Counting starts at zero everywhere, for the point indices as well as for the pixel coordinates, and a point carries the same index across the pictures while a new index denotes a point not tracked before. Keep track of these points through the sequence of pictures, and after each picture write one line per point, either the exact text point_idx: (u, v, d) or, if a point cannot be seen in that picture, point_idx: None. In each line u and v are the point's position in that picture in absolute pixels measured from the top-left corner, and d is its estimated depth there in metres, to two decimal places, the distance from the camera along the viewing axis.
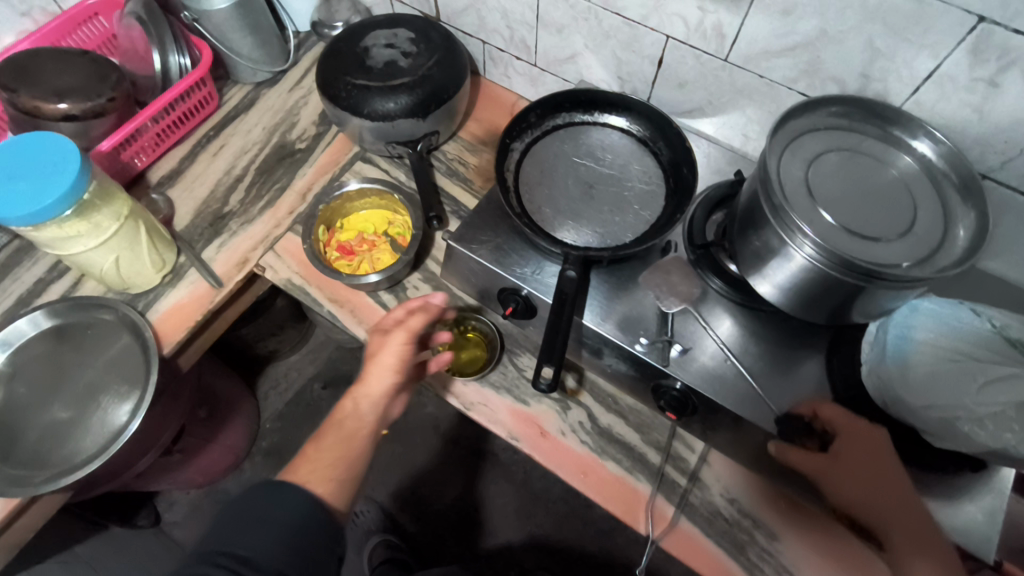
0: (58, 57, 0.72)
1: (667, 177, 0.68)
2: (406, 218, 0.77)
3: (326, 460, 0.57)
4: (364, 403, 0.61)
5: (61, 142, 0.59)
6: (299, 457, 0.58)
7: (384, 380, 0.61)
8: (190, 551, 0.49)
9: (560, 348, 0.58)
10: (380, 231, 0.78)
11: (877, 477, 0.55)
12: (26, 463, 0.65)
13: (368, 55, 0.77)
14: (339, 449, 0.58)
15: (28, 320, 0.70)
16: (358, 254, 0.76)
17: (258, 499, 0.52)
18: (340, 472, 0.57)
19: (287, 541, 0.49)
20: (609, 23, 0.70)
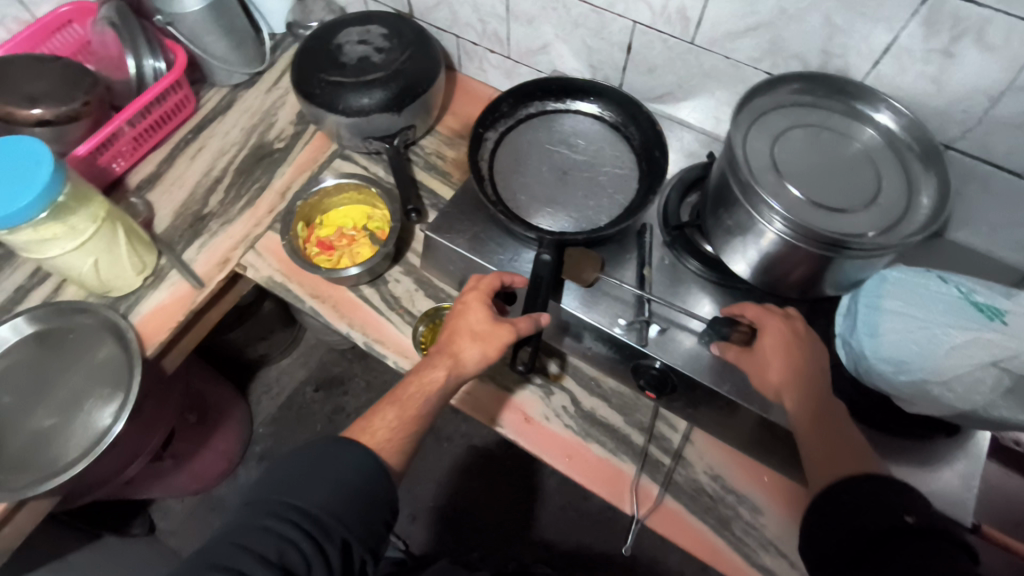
0: (31, 65, 0.73)
1: (640, 161, 0.68)
2: (385, 212, 0.78)
3: (395, 424, 0.55)
4: (446, 382, 0.57)
5: (33, 145, 0.59)
6: (370, 411, 0.56)
7: (474, 364, 0.57)
8: (250, 510, 0.48)
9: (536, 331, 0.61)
10: (359, 226, 0.78)
11: (793, 364, 0.54)
12: (10, 469, 0.65)
13: (341, 52, 0.78)
14: (407, 413, 0.56)
15: (11, 327, 0.70)
16: (338, 250, 0.76)
17: (319, 458, 0.51)
18: (410, 439, 0.55)
19: (349, 501, 0.50)
20: (577, 11, 0.71)
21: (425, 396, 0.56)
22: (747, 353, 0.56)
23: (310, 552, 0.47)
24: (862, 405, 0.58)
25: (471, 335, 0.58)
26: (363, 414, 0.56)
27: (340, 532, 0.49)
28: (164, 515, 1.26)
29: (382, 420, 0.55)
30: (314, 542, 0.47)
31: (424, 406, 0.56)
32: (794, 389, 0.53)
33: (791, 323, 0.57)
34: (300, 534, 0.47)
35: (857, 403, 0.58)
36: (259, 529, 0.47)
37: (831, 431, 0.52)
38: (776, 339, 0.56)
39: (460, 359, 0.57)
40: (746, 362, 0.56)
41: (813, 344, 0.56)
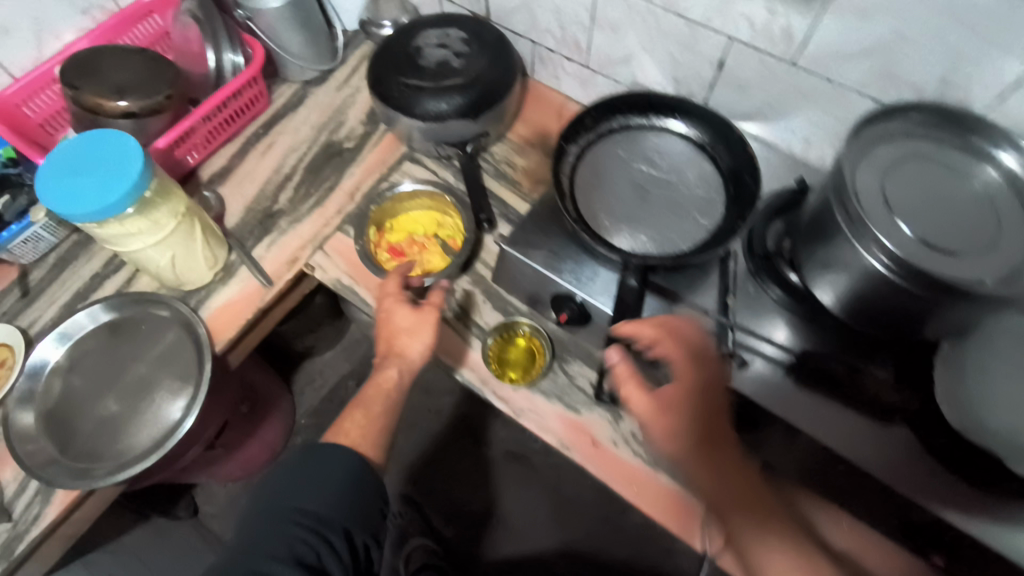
0: (117, 56, 0.73)
1: (726, 185, 0.65)
2: (457, 221, 0.78)
3: (365, 425, 0.65)
4: (401, 371, 0.67)
5: (126, 141, 0.60)
6: (342, 417, 0.66)
7: (419, 352, 0.66)
8: (265, 511, 0.57)
9: (620, 360, 0.59)
10: (430, 233, 0.79)
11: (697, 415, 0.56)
12: (84, 456, 0.66)
13: (420, 55, 0.76)
14: (372, 411, 0.66)
15: (87, 314, 0.71)
16: (408, 256, 0.76)
17: (311, 462, 0.60)
18: (379, 431, 0.65)
19: (347, 497, 0.59)
20: (668, 25, 0.68)
21: (387, 386, 0.67)
22: (648, 403, 0.57)
23: (319, 544, 0.56)
24: (963, 458, 0.55)
25: (413, 332, 0.66)
26: (334, 422, 0.65)
27: (341, 523, 0.58)
28: None
29: (355, 425, 0.65)
30: (321, 535, 0.56)
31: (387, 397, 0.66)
32: (691, 451, 0.55)
33: (699, 365, 0.57)
34: (309, 530, 0.56)
35: (956, 455, 0.55)
36: (276, 529, 0.55)
37: (716, 482, 0.54)
38: (694, 390, 0.56)
39: (409, 352, 0.66)
40: (658, 414, 0.57)
41: (708, 380, 0.57)
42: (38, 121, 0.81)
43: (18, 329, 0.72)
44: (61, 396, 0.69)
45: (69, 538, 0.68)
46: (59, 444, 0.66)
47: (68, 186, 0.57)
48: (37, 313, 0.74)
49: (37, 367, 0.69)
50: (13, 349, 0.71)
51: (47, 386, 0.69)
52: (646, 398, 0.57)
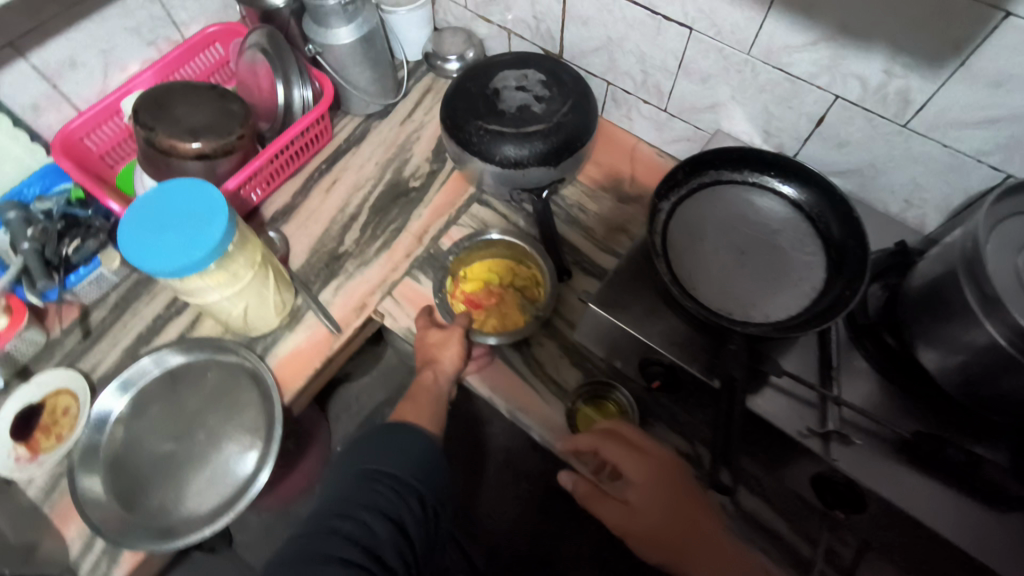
0: (188, 93, 0.71)
1: (829, 251, 0.63)
2: (535, 271, 0.76)
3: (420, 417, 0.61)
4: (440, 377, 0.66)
5: (210, 193, 0.57)
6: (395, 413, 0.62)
7: (454, 358, 0.66)
8: (337, 485, 0.52)
9: (734, 440, 0.53)
10: (505, 282, 0.77)
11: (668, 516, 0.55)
12: (149, 514, 0.63)
13: (499, 98, 0.74)
14: (420, 404, 0.62)
15: (153, 359, 0.69)
16: (486, 308, 0.74)
17: (376, 437, 0.56)
18: (435, 423, 0.61)
19: (420, 468, 0.54)
20: (766, 77, 0.66)
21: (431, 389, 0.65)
22: (625, 507, 0.58)
23: (401, 508, 0.51)
24: None
25: (444, 339, 0.67)
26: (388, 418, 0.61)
27: (419, 490, 0.53)
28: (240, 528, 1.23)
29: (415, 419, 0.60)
30: (402, 497, 0.51)
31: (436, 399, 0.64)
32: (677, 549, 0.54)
33: (642, 457, 0.59)
34: (391, 492, 0.51)
35: None
36: (356, 493, 0.50)
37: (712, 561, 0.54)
38: (646, 483, 0.57)
39: (439, 359, 0.67)
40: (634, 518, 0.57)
41: (676, 470, 0.58)
42: (98, 154, 0.79)
43: (81, 374, 0.69)
44: (125, 447, 0.66)
45: None
46: (124, 502, 0.63)
47: (153, 240, 0.55)
48: (98, 357, 0.71)
49: (101, 419, 0.67)
50: (76, 397, 0.68)
51: (111, 436, 0.67)
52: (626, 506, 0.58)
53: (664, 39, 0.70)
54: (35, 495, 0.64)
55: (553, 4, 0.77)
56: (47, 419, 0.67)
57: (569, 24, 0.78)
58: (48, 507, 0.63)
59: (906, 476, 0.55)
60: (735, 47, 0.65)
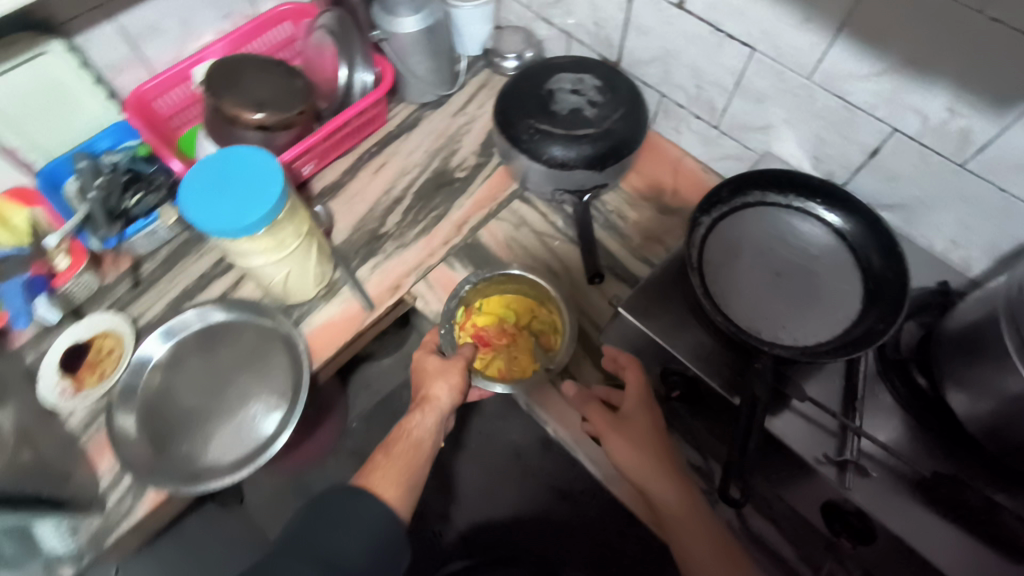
0: (259, 67, 0.74)
1: (866, 282, 0.62)
2: (553, 317, 0.76)
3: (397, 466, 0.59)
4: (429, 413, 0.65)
5: (267, 161, 0.60)
6: (366, 466, 0.60)
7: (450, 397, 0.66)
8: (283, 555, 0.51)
9: (744, 456, 0.53)
10: (522, 324, 0.78)
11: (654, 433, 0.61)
12: (176, 458, 0.66)
13: (553, 99, 0.75)
14: (393, 453, 0.61)
15: (196, 313, 0.72)
16: (493, 349, 0.75)
17: (334, 506, 0.54)
18: (406, 479, 0.58)
19: (368, 551, 0.52)
20: (824, 103, 0.66)
21: (417, 433, 0.63)
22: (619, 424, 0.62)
23: None
24: None
25: (438, 376, 0.66)
26: (362, 468, 0.60)
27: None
28: (253, 487, 1.26)
29: (384, 462, 0.60)
30: None
31: (427, 448, 0.63)
32: (657, 472, 0.58)
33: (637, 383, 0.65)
34: None
35: None
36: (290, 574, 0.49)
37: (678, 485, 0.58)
38: (641, 398, 0.63)
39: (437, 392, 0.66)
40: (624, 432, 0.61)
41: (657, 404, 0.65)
42: (166, 116, 0.82)
43: (127, 320, 0.73)
44: (159, 392, 0.70)
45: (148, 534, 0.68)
46: (155, 444, 0.67)
47: (210, 201, 0.57)
48: (146, 304, 0.75)
49: (142, 363, 0.70)
50: (122, 339, 0.72)
51: (148, 380, 0.70)
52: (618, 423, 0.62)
53: (723, 56, 0.71)
54: (74, 428, 0.67)
55: (616, 13, 0.78)
56: (93, 357, 0.71)
57: (629, 33, 0.79)
58: (85, 439, 0.67)
59: (919, 517, 0.55)
60: (795, 71, 0.65)
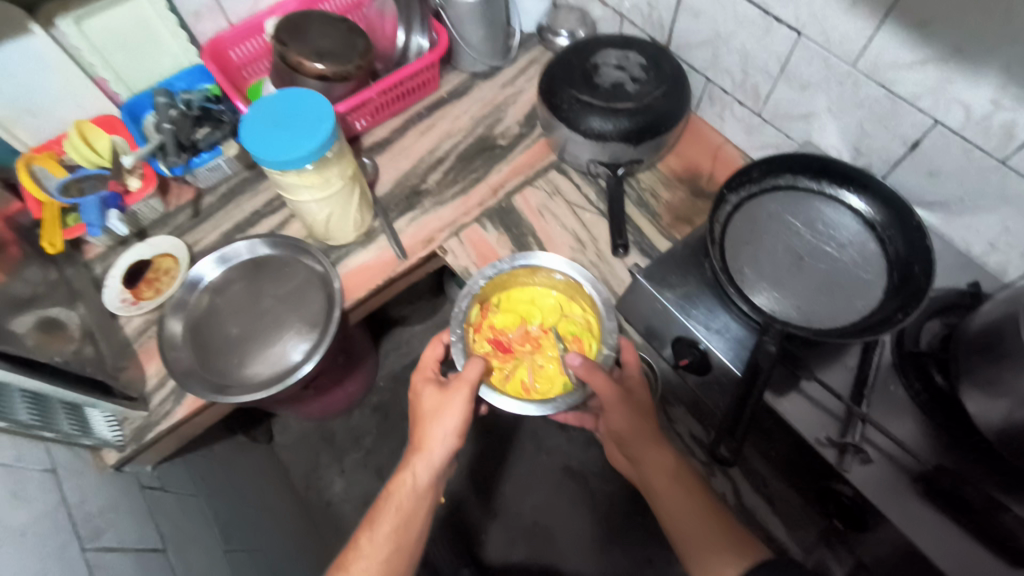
0: (324, 22, 0.79)
1: (892, 273, 0.62)
2: (586, 317, 0.75)
3: (387, 535, 0.61)
4: (432, 463, 0.64)
5: (320, 104, 0.65)
6: (356, 532, 0.63)
7: (450, 435, 0.64)
8: None
9: (742, 425, 0.57)
10: (546, 324, 0.76)
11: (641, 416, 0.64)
12: (215, 372, 0.73)
13: (597, 73, 0.78)
14: (382, 519, 0.62)
15: (247, 245, 0.78)
16: (515, 352, 0.74)
17: None
18: (391, 554, 0.61)
19: None
20: (867, 93, 0.66)
21: (414, 498, 0.64)
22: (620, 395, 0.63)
23: None
24: None
25: (437, 419, 0.64)
26: (343, 548, 0.62)
27: None
28: (282, 430, 1.33)
29: (369, 548, 0.61)
30: None
31: (423, 517, 0.64)
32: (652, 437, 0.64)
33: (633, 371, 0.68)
34: None
35: None
36: None
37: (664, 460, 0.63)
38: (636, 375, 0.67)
39: (438, 435, 0.64)
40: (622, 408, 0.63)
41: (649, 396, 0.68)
42: (239, 65, 0.89)
43: (184, 244, 0.80)
44: (206, 311, 0.76)
45: (183, 437, 0.75)
46: (197, 356, 0.73)
47: (265, 133, 0.63)
48: (201, 234, 0.82)
49: (195, 282, 0.77)
50: (178, 261, 0.79)
51: (197, 299, 0.77)
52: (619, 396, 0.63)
53: (771, 41, 0.71)
54: (130, 333, 0.75)
55: None
56: (152, 274, 0.78)
57: (681, 15, 0.80)
58: (137, 345, 0.75)
59: (919, 508, 0.55)
60: (841, 58, 0.65)
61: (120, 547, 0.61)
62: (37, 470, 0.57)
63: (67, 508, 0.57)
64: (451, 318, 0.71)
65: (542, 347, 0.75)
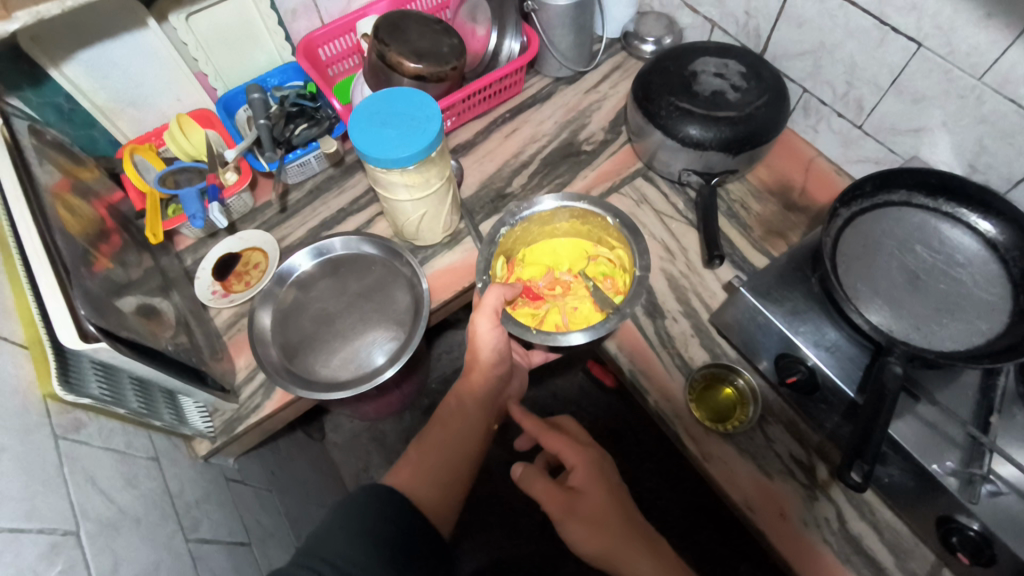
0: (420, 23, 0.79)
1: (1018, 297, 0.60)
2: (611, 254, 0.79)
3: (435, 457, 0.67)
4: (474, 380, 0.71)
5: (427, 104, 0.64)
6: (404, 460, 0.67)
7: (490, 348, 0.70)
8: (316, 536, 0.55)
9: (875, 444, 0.52)
10: (574, 270, 0.80)
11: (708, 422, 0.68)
12: (302, 367, 0.72)
13: (695, 80, 0.76)
14: (432, 440, 0.68)
15: (341, 241, 0.79)
16: (546, 299, 0.77)
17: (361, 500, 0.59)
18: (440, 472, 0.66)
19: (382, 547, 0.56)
20: (992, 108, 0.63)
21: (459, 420, 0.70)
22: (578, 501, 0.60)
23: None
24: None
25: (475, 336, 0.69)
26: (394, 469, 0.67)
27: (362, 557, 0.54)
28: (334, 428, 1.34)
29: (420, 460, 0.67)
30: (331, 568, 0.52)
31: (470, 441, 0.69)
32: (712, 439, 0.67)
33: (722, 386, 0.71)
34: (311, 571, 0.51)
35: None
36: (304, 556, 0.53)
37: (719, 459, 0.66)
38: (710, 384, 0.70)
39: (480, 356, 0.71)
40: (550, 495, 0.61)
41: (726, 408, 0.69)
42: (326, 64, 0.89)
43: (273, 239, 0.80)
44: (294, 306, 0.76)
45: (266, 432, 0.75)
46: (286, 351, 0.73)
47: (374, 131, 0.63)
48: (288, 230, 0.82)
49: (285, 273, 0.77)
50: (267, 256, 0.79)
51: (286, 293, 0.77)
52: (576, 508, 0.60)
53: (885, 52, 0.69)
54: (219, 325, 0.76)
55: (771, 2, 0.78)
56: (241, 268, 0.79)
57: (781, 24, 0.78)
58: (227, 337, 0.75)
59: None
60: (965, 71, 0.63)
61: (214, 539, 0.61)
62: (142, 456, 0.57)
63: (169, 497, 0.57)
64: (476, 265, 0.73)
65: (573, 290, 0.78)
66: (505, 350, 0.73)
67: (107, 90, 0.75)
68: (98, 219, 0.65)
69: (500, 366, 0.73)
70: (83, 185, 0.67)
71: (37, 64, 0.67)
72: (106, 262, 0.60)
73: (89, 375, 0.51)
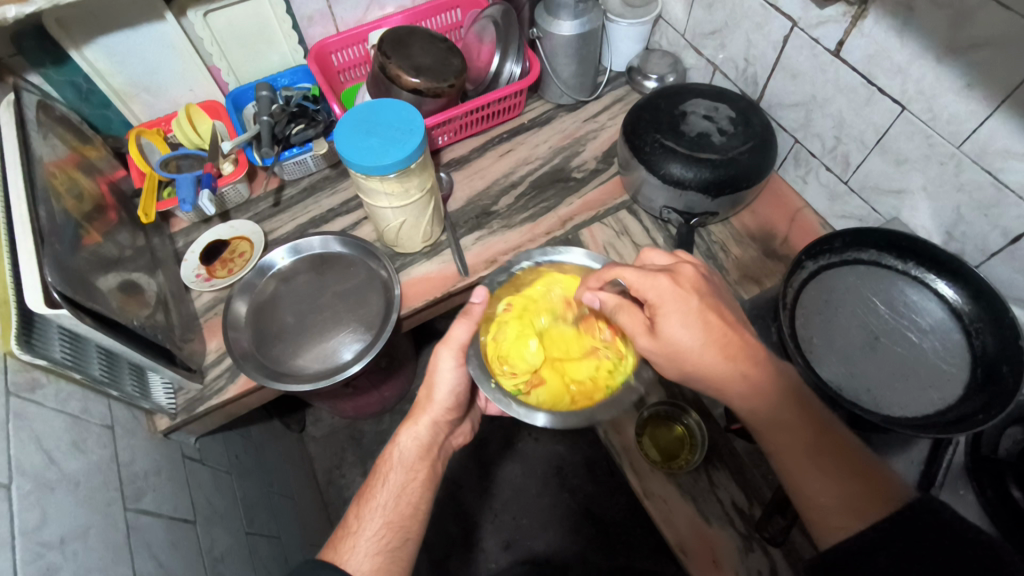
0: (425, 40, 0.81)
1: (975, 369, 0.59)
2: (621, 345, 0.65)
3: (380, 525, 0.57)
4: (421, 423, 0.65)
5: (413, 118, 0.67)
6: (335, 535, 0.57)
7: (447, 389, 0.65)
8: None
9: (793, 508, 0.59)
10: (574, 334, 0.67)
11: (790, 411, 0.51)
12: (269, 357, 0.74)
13: (684, 121, 0.77)
14: (370, 501, 0.59)
15: (321, 240, 0.81)
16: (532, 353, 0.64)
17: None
18: (387, 541, 0.56)
19: None
20: (970, 177, 0.63)
21: (402, 472, 0.61)
22: (651, 335, 0.55)
23: None
24: None
25: (434, 375, 0.64)
26: (330, 541, 0.57)
27: None
28: (314, 422, 1.36)
29: (360, 527, 0.57)
30: None
31: (415, 494, 0.60)
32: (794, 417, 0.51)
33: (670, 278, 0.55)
34: None
35: None
36: None
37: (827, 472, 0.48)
38: (667, 298, 0.54)
39: (435, 396, 0.65)
40: (667, 298, 0.54)
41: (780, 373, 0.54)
42: (337, 70, 0.93)
43: (261, 230, 0.83)
44: (271, 297, 0.79)
45: (230, 416, 0.78)
46: (257, 339, 0.75)
47: (358, 138, 0.65)
48: (278, 223, 0.85)
49: (265, 267, 0.80)
50: (253, 246, 0.82)
51: (265, 285, 0.80)
52: (655, 332, 0.55)
53: (871, 111, 0.69)
54: (198, 307, 0.79)
55: (769, 51, 0.78)
56: (228, 255, 0.82)
57: (777, 74, 0.79)
58: (203, 319, 0.78)
59: None
60: (945, 138, 0.63)
61: (156, 511, 0.63)
62: (97, 423, 0.60)
63: (116, 465, 0.60)
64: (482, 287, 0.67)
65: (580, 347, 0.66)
66: (463, 398, 0.68)
67: (123, 75, 0.79)
68: (97, 194, 0.68)
69: (454, 412, 0.67)
70: (88, 162, 0.71)
71: (59, 45, 0.72)
72: (97, 237, 0.62)
73: (54, 339, 0.53)
